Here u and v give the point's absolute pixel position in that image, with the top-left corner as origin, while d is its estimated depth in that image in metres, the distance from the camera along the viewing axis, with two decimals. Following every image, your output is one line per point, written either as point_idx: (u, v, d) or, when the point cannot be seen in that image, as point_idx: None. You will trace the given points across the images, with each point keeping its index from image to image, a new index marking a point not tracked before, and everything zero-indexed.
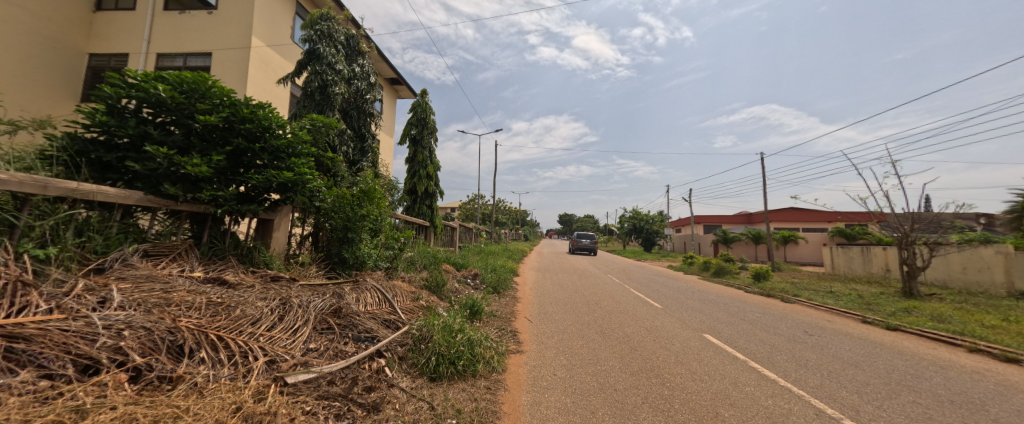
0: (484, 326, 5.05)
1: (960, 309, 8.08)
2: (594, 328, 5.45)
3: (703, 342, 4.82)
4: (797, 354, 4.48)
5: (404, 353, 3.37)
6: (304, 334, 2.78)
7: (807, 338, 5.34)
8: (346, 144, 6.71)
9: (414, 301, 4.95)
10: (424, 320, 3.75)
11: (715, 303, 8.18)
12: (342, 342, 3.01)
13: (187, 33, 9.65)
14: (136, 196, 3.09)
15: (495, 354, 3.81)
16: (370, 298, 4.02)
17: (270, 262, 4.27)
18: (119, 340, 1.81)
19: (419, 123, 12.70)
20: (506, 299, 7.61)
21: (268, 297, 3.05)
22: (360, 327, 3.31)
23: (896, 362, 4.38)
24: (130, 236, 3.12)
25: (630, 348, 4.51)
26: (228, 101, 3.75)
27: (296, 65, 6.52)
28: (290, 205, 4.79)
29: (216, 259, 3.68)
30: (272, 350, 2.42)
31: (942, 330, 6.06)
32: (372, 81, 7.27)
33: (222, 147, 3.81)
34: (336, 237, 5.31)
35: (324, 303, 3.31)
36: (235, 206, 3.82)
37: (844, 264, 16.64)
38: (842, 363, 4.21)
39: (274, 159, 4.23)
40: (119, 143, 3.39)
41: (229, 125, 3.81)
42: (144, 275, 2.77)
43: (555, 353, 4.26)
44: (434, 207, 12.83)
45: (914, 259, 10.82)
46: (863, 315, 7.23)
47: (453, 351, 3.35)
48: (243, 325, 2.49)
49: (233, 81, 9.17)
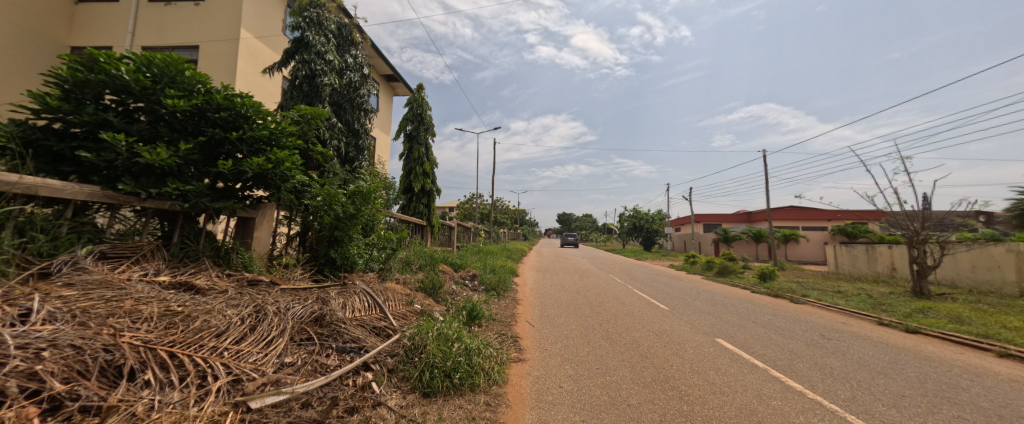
0: (483, 332, 4.72)
1: (977, 309, 7.79)
2: (600, 333, 5.13)
3: (718, 348, 4.51)
4: (820, 362, 4.16)
5: (395, 365, 3.05)
6: (278, 348, 2.44)
7: (826, 343, 5.02)
8: (337, 138, 6.33)
9: (408, 306, 4.61)
10: (417, 328, 3.40)
11: (723, 304, 7.88)
12: (324, 354, 2.68)
13: (173, 26, 9.30)
14: (91, 192, 2.75)
15: (495, 365, 3.47)
16: (358, 303, 3.65)
17: (250, 264, 3.93)
18: (36, 363, 1.47)
19: (416, 119, 12.36)
20: (506, 301, 7.30)
21: (241, 304, 2.71)
22: (346, 337, 2.98)
23: (927, 369, 4.07)
24: (84, 236, 2.77)
25: (640, 355, 4.18)
26: (204, 89, 3.46)
27: (283, 54, 6.15)
28: (273, 202, 4.47)
29: (187, 261, 3.33)
30: (237, 368, 2.09)
31: (964, 333, 5.77)
32: (366, 73, 6.94)
33: (194, 137, 3.47)
34: (325, 236, 4.99)
35: (305, 310, 2.95)
36: (210, 203, 3.49)
37: (848, 263, 16.39)
38: (870, 371, 3.90)
39: (255, 153, 3.93)
40: (77, 132, 3.02)
41: (202, 113, 3.49)
42: (97, 280, 2.43)
43: (560, 361, 3.94)
44: (431, 206, 12.49)
45: (924, 258, 10.55)
46: (878, 317, 6.92)
47: (449, 362, 3.03)
48: (204, 338, 2.14)
49: (220, 74, 8.81)
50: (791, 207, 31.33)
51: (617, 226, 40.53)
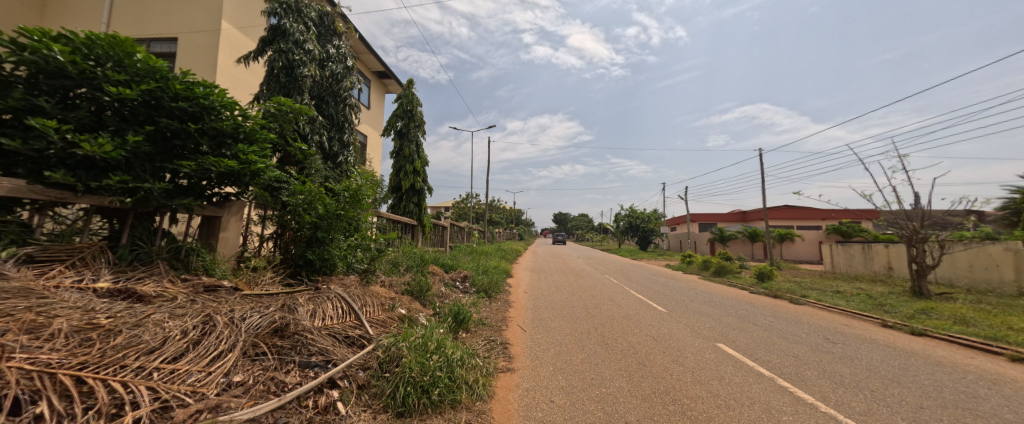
0: (471, 338, 4.43)
1: (979, 310, 7.62)
2: (594, 338, 4.85)
3: (720, 354, 4.26)
4: (827, 368, 3.92)
5: (367, 381, 2.72)
6: (225, 365, 2.12)
7: (832, 348, 4.77)
8: (319, 133, 5.91)
9: (389, 311, 4.30)
10: (395, 336, 3.10)
11: (721, 305, 7.67)
12: (283, 370, 2.37)
13: (150, 17, 8.89)
14: (11, 186, 2.42)
15: (480, 377, 3.18)
16: (331, 309, 3.34)
17: (212, 268, 3.60)
18: None
19: (406, 116, 12.03)
20: (498, 304, 7.02)
21: (188, 314, 2.39)
22: (311, 349, 2.66)
23: (942, 376, 3.83)
24: (6, 237, 2.45)
25: (637, 363, 3.90)
26: (160, 75, 3.13)
27: (259, 42, 5.76)
28: (241, 200, 4.13)
29: (137, 265, 3.01)
30: (168, 392, 1.77)
31: (972, 335, 5.56)
32: (349, 64, 6.54)
33: (145, 127, 3.12)
34: (302, 237, 4.66)
35: (264, 320, 2.63)
36: (164, 201, 3.16)
37: (844, 262, 16.30)
38: (883, 380, 3.64)
39: (217, 147, 3.65)
40: (5, 120, 2.68)
41: (157, 101, 3.15)
42: (14, 287, 2.11)
43: (552, 371, 3.65)
44: (422, 205, 12.16)
45: (924, 257, 10.39)
46: (881, 318, 6.72)
47: (427, 376, 2.72)
48: (127, 357, 1.81)
49: (200, 68, 8.44)
50: (786, 207, 31.33)
51: (613, 226, 40.39)
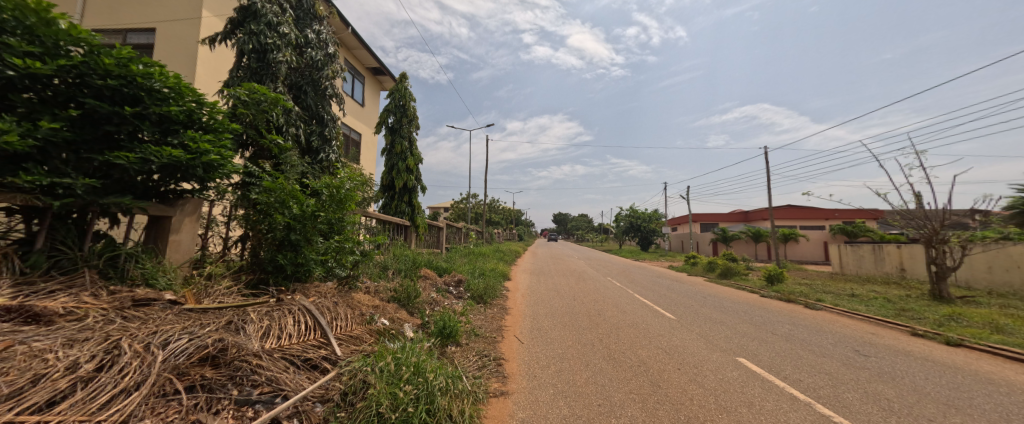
0: (460, 353, 3.93)
1: (1012, 315, 7.09)
2: (600, 352, 4.35)
3: (742, 372, 3.76)
4: (871, 390, 3.41)
5: (325, 417, 2.22)
6: (124, 410, 1.59)
7: (866, 362, 4.26)
8: (296, 125, 5.35)
9: (369, 323, 3.80)
10: (363, 360, 2.61)
11: (733, 311, 7.16)
12: (210, 410, 1.86)
13: (125, 6, 8.40)
14: None
15: (467, 406, 2.65)
16: (290, 325, 2.82)
17: (154, 278, 3.08)
18: None
19: (398, 111, 11.56)
20: (493, 311, 6.53)
21: (88, 340, 1.87)
22: (256, 379, 2.17)
23: (1003, 399, 3.33)
24: None
25: (650, 384, 3.40)
26: (87, 49, 2.63)
27: (228, 24, 5.24)
28: (196, 197, 3.62)
29: (54, 275, 2.49)
30: None
31: (1014, 345, 5.05)
32: (331, 51, 6.05)
33: (65, 110, 2.61)
34: (273, 239, 4.13)
35: (191, 344, 2.10)
36: (93, 199, 2.66)
37: (853, 263, 15.77)
38: (936, 404, 3.15)
39: (164, 135, 3.14)
40: None
41: (83, 79, 2.66)
42: None
43: (553, 395, 3.15)
44: (415, 204, 11.66)
45: (943, 258, 9.85)
46: (909, 326, 6.20)
47: (398, 411, 2.22)
48: None
49: (177, 59, 7.97)
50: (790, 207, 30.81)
51: (614, 227, 39.85)
